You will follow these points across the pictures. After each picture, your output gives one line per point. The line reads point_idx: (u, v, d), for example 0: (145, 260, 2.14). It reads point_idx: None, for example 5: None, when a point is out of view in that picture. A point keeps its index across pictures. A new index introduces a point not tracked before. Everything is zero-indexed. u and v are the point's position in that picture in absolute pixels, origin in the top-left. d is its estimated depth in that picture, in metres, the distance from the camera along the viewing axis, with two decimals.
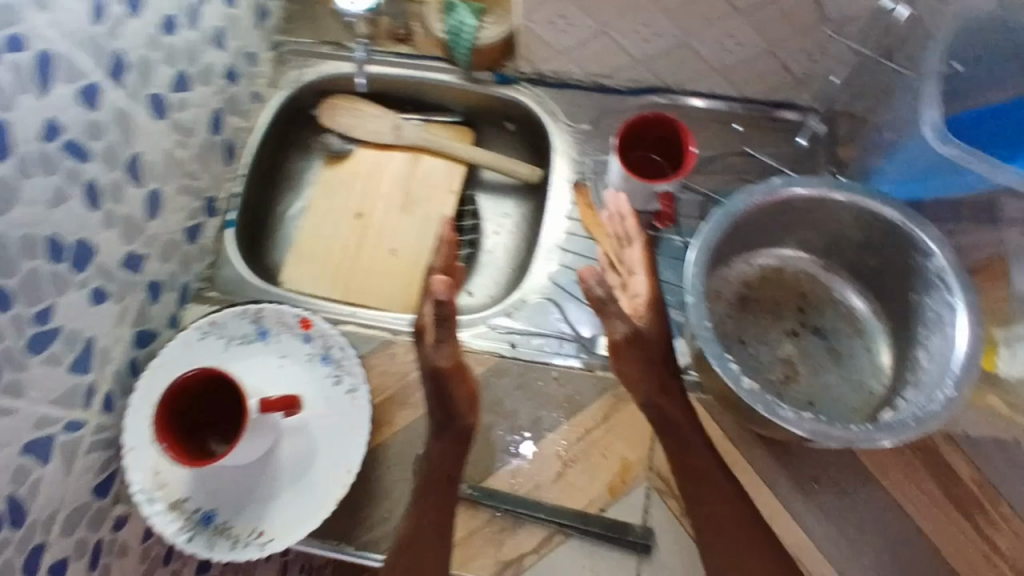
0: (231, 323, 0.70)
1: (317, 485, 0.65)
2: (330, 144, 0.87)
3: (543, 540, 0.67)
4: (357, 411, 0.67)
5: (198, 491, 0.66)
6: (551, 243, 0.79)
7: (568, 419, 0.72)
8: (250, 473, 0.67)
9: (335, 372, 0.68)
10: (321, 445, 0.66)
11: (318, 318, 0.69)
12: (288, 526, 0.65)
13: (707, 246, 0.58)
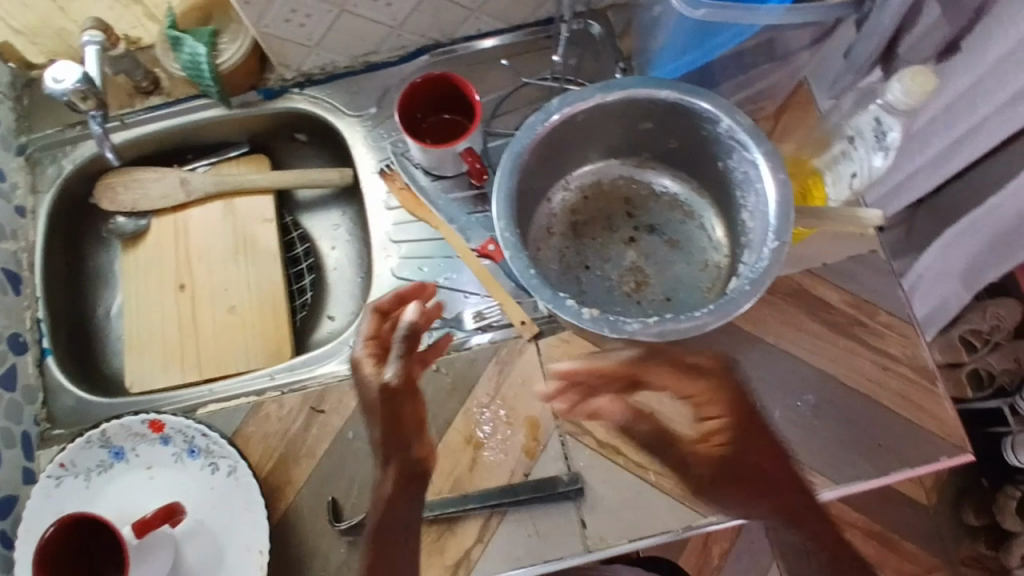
0: (78, 457, 0.64)
1: None
2: (122, 227, 0.81)
3: (482, 528, 0.66)
4: (245, 489, 0.63)
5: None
6: (382, 239, 0.76)
7: (463, 404, 0.70)
8: None
9: (208, 461, 0.64)
10: (223, 537, 0.63)
11: (167, 415, 0.64)
12: None
13: (507, 194, 0.56)
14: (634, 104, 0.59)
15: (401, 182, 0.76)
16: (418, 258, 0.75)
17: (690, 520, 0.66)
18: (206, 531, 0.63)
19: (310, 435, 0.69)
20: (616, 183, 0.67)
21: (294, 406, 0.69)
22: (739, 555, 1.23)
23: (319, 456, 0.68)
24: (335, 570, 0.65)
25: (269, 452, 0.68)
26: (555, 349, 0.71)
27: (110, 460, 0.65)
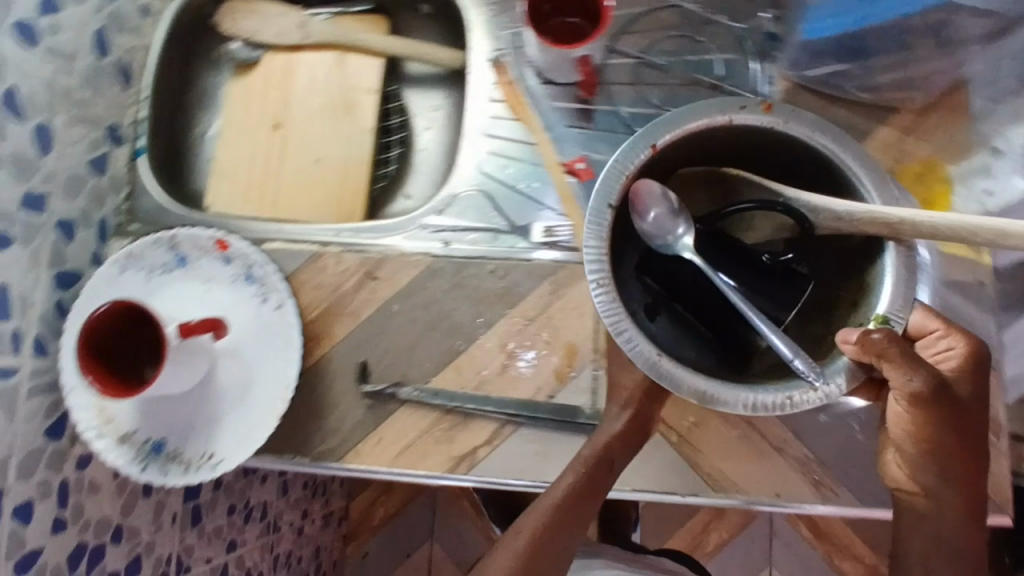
0: (149, 253, 0.67)
1: (259, 403, 0.65)
2: (237, 53, 0.82)
3: (494, 432, 0.67)
4: (288, 326, 0.66)
5: (145, 423, 0.66)
6: (476, 130, 0.75)
7: (508, 312, 0.69)
8: (193, 398, 0.67)
9: (260, 291, 0.67)
10: (257, 364, 0.66)
11: (235, 238, 0.67)
12: (236, 447, 0.65)
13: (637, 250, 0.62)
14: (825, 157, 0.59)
15: (508, 76, 0.75)
16: (504, 157, 0.74)
17: (698, 489, 0.64)
18: (242, 354, 0.67)
19: (357, 296, 0.71)
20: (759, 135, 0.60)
21: (350, 265, 0.71)
22: (736, 549, 1.21)
23: (361, 318, 0.70)
24: (348, 427, 0.68)
25: (314, 301, 0.71)
26: None
27: (173, 264, 0.68)
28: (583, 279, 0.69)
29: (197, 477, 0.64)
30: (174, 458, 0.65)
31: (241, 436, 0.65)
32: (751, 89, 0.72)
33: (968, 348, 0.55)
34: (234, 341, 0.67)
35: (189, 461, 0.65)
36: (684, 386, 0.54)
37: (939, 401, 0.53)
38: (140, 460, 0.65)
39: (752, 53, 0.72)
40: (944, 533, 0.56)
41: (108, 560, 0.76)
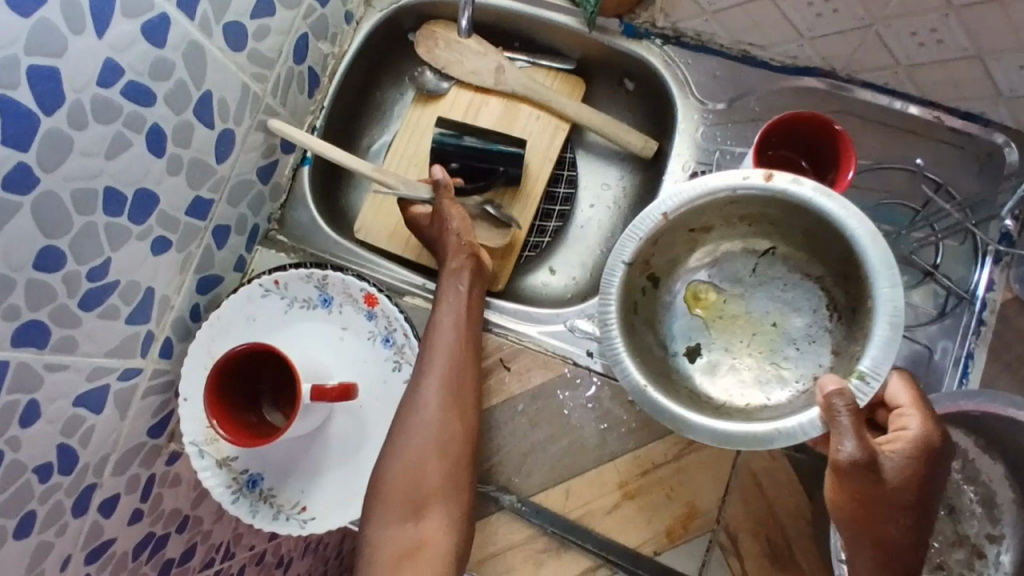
0: (295, 285, 0.66)
1: (365, 471, 0.64)
2: (425, 81, 0.78)
3: (587, 569, 0.63)
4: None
5: (246, 453, 0.65)
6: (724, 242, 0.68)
7: (634, 448, 0.65)
8: (299, 444, 0.65)
9: (394, 357, 0.64)
10: (372, 431, 0.64)
11: (384, 296, 0.64)
12: (328, 507, 0.64)
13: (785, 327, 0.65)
14: None
15: None
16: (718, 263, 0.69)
17: None
18: (364, 414, 0.65)
19: (485, 382, 0.67)
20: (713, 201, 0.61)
21: (487, 347, 0.68)
22: None
23: (483, 406, 0.67)
24: None
25: None
26: (757, 455, 0.63)
27: (316, 302, 0.66)
28: None
29: (284, 528, 0.63)
30: (266, 498, 0.64)
31: (339, 500, 0.63)
32: (968, 290, 0.65)
33: (916, 435, 0.51)
34: (357, 402, 0.65)
35: (279, 506, 0.64)
36: (630, 379, 0.58)
37: (903, 478, 0.51)
38: (233, 491, 0.64)
39: (982, 252, 0.65)
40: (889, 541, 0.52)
41: (168, 548, 0.76)
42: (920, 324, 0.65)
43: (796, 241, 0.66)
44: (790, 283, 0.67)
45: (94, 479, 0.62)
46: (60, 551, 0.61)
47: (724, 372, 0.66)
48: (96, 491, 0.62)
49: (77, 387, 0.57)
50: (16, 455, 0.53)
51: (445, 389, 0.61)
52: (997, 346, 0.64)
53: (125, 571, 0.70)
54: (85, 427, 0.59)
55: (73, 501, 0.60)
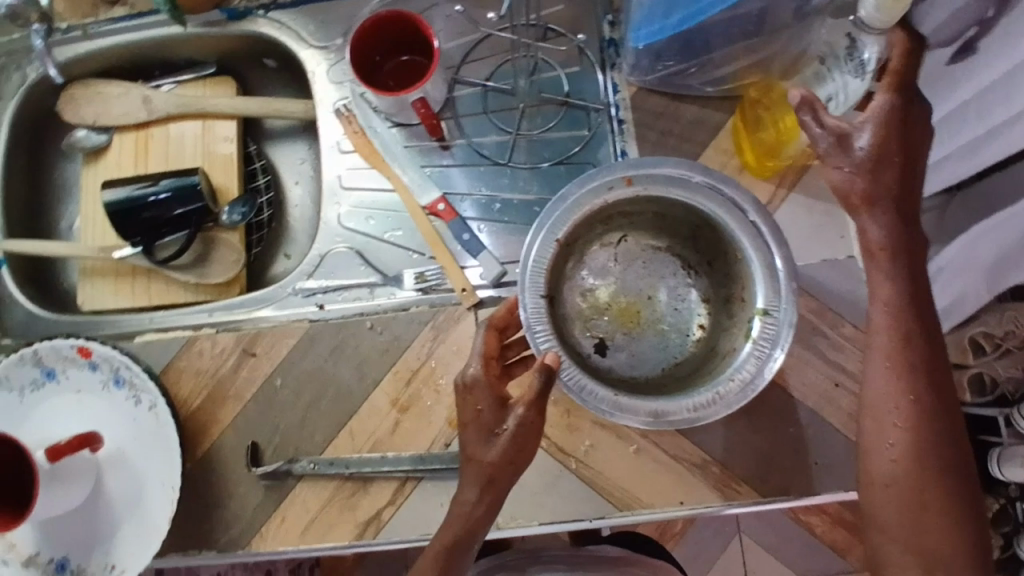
0: (14, 373, 0.66)
1: (154, 504, 0.65)
2: (82, 140, 0.79)
3: (397, 490, 0.66)
4: (164, 424, 0.65)
5: (44, 542, 0.66)
6: (333, 185, 0.73)
7: (390, 368, 0.68)
8: (87, 510, 0.66)
9: (131, 393, 0.66)
10: (141, 468, 0.66)
11: (95, 343, 0.66)
12: (133, 554, 0.65)
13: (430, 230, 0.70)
14: (707, 213, 0.59)
15: (355, 126, 0.72)
16: (367, 208, 0.72)
17: (605, 512, 0.65)
18: (129, 459, 0.66)
19: (241, 376, 0.69)
20: (574, 225, 0.59)
21: (226, 346, 0.69)
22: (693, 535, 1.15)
23: (248, 398, 0.69)
24: (250, 514, 0.66)
25: (196, 387, 0.69)
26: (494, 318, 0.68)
27: (43, 380, 0.67)
28: (461, 319, 0.68)
29: None
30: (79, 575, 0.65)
31: (141, 541, 0.64)
32: (602, 100, 0.71)
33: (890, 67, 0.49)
34: (117, 449, 0.66)
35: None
36: (601, 398, 0.55)
37: (890, 125, 0.49)
38: None
39: (597, 62, 0.72)
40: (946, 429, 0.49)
41: None
42: (579, 147, 0.71)
43: (645, 226, 0.64)
44: (610, 240, 0.64)
45: None
46: None
47: (436, 286, 0.70)
48: None
49: None
50: None
51: (448, 545, 0.54)
52: (641, 132, 0.70)
53: None
54: None
55: None
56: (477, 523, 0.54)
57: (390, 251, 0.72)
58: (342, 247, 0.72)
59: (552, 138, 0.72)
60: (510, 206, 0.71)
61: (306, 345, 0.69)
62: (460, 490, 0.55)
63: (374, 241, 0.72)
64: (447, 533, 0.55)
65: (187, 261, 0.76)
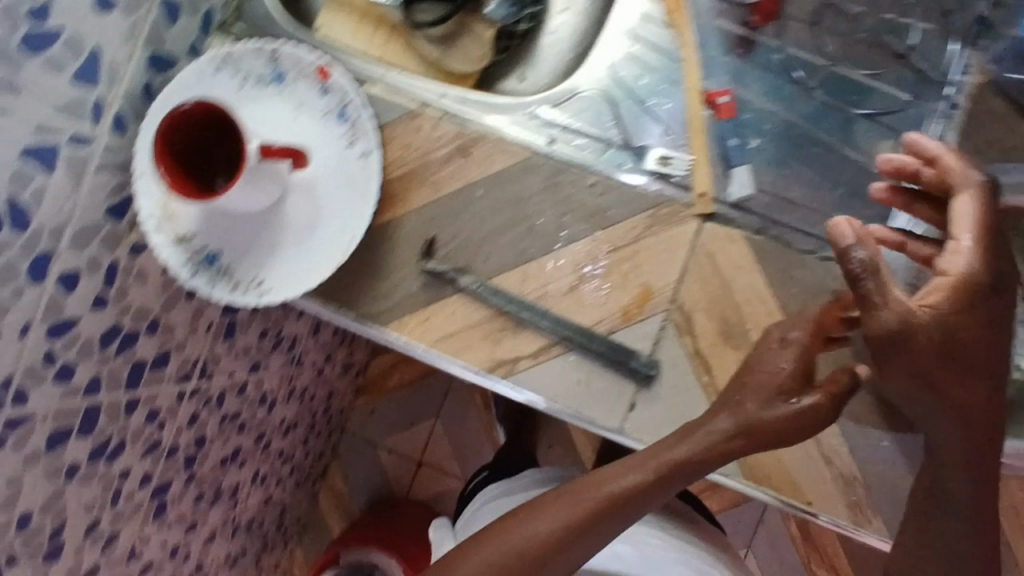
0: (248, 60, 0.64)
1: (323, 245, 0.64)
2: None
3: (542, 349, 0.64)
4: (367, 176, 0.63)
5: (204, 229, 0.65)
6: (619, 25, 0.68)
7: (593, 232, 0.64)
8: (256, 220, 0.65)
9: (348, 132, 0.64)
10: (324, 207, 0.64)
11: (337, 70, 0.64)
12: (284, 280, 0.64)
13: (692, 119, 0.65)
14: None
15: None
16: (641, 65, 0.67)
17: (731, 473, 0.61)
18: (317, 193, 0.64)
19: (445, 168, 0.66)
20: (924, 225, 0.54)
21: (446, 135, 0.66)
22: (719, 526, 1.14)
23: (442, 192, 0.66)
24: (400, 297, 0.66)
25: (399, 159, 0.66)
26: (715, 237, 0.63)
27: (269, 80, 0.65)
28: (683, 220, 0.63)
29: (241, 299, 0.64)
30: (224, 274, 0.65)
31: (296, 273, 0.63)
32: (939, 73, 0.67)
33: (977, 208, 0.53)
34: (310, 178, 0.64)
35: (237, 281, 0.64)
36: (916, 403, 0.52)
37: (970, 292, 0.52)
38: (192, 266, 0.64)
39: (957, 31, 0.67)
40: (980, 477, 0.57)
41: (138, 349, 0.78)
42: (889, 110, 0.66)
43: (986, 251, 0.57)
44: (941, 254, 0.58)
45: (51, 248, 0.62)
46: (17, 317, 0.62)
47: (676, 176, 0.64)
48: (52, 261, 0.63)
49: (24, 138, 0.56)
50: None
51: (674, 465, 0.54)
52: None
53: (92, 359, 0.72)
54: (37, 187, 0.59)
55: (29, 265, 0.61)
56: (707, 459, 0.54)
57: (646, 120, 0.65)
58: (597, 93, 0.66)
59: (864, 86, 0.67)
60: (789, 134, 0.66)
61: (521, 171, 0.65)
62: (642, 454, 0.55)
63: (634, 104, 0.66)
64: (676, 455, 0.54)
65: (436, 35, 0.72)
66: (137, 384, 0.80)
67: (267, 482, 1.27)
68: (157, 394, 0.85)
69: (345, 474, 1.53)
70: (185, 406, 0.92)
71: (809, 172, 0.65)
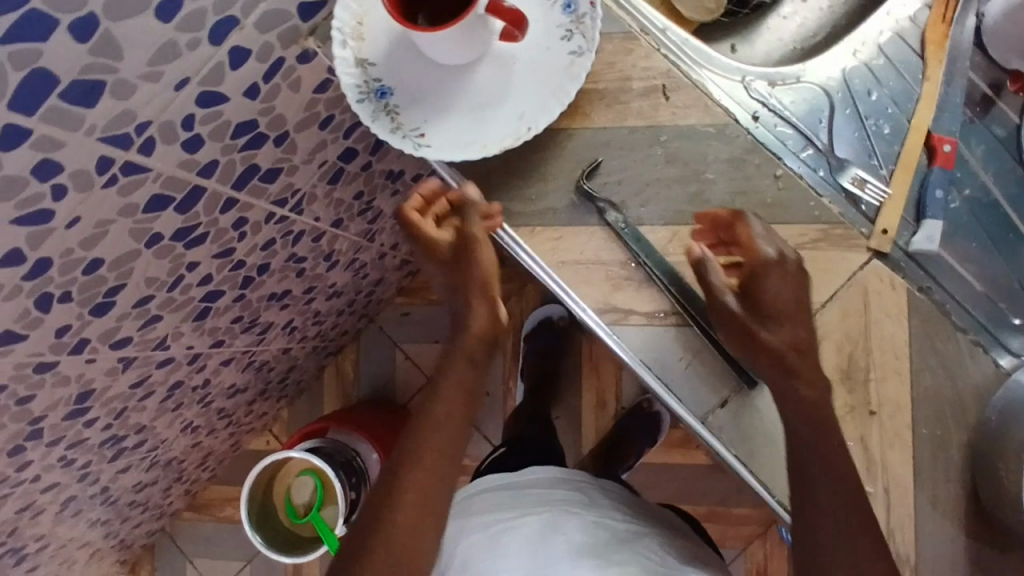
0: None
1: (496, 123, 0.61)
2: None
3: (659, 313, 0.62)
4: (570, 77, 0.61)
5: (387, 61, 0.62)
6: (867, 38, 0.69)
7: (757, 223, 0.61)
8: (441, 72, 0.62)
9: (568, 27, 0.61)
10: (513, 88, 0.62)
11: None
12: (445, 143, 0.62)
13: (897, 155, 0.64)
14: None
15: (948, 9, 0.67)
16: (873, 84, 0.68)
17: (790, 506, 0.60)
18: (511, 73, 0.62)
19: (638, 101, 0.63)
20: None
21: (655, 68, 0.63)
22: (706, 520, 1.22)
23: (624, 123, 0.64)
24: (541, 205, 0.64)
25: (598, 74, 0.64)
26: (877, 278, 0.60)
27: None
28: (853, 249, 0.60)
29: (397, 144, 0.61)
30: (389, 112, 0.62)
31: (459, 140, 0.61)
32: None
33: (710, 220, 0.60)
34: (511, 55, 0.62)
35: (398, 124, 0.62)
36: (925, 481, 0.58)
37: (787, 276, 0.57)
38: (361, 92, 0.62)
39: None
40: (837, 462, 0.56)
41: (259, 153, 0.77)
42: None
43: None
44: None
45: (238, 16, 0.61)
46: (180, 68, 0.60)
47: (868, 196, 0.63)
48: (233, 30, 0.61)
49: None
50: None
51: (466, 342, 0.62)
52: None
53: (219, 142, 0.71)
54: None
55: (214, 22, 0.59)
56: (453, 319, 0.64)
57: (859, 134, 0.65)
58: (822, 94, 0.67)
59: None
60: (986, 204, 0.67)
61: (714, 135, 0.62)
62: (445, 384, 0.62)
63: (854, 114, 0.66)
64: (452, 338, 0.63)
65: None
66: (242, 187, 0.80)
67: (293, 335, 1.27)
68: (253, 206, 0.84)
69: (357, 362, 1.54)
70: (268, 229, 0.91)
71: (984, 246, 0.65)
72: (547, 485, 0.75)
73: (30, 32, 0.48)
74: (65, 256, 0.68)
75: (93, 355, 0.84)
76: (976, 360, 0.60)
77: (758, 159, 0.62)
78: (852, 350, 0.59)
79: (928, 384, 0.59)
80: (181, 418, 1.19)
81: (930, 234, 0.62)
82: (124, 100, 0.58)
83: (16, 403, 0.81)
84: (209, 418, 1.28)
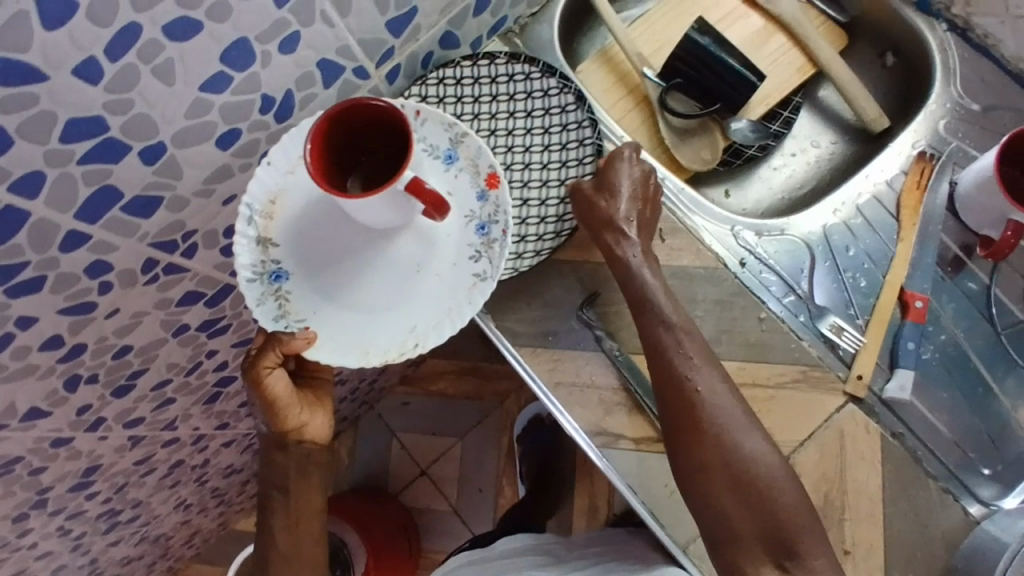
0: (431, 126, 0.67)
1: (388, 329, 0.65)
2: None
3: (647, 438, 0.67)
4: (470, 301, 0.65)
5: (291, 246, 0.66)
6: (847, 198, 0.76)
7: (742, 360, 0.66)
8: (345, 263, 0.66)
9: (477, 248, 0.66)
10: (412, 296, 0.66)
11: (506, 186, 0.66)
12: (330, 339, 0.65)
13: (871, 308, 0.72)
14: None
15: (922, 178, 0.75)
16: (852, 240, 0.75)
17: None
18: (415, 283, 0.66)
19: None
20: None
21: None
22: None
23: None
24: (544, 329, 0.70)
25: None
26: (853, 421, 0.64)
27: (440, 155, 0.67)
28: (830, 392, 0.65)
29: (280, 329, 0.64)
30: (279, 296, 0.65)
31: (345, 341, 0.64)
32: None
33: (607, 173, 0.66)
34: (417, 263, 0.66)
35: (285, 311, 0.65)
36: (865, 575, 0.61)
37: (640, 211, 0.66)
38: (257, 273, 0.64)
39: None
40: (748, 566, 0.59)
41: None
42: None
43: None
44: None
45: None
46: (229, 187, 0.67)
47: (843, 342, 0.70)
48: None
49: (325, 52, 0.62)
50: (261, 70, 0.59)
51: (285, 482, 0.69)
52: None
53: None
54: (309, 93, 0.65)
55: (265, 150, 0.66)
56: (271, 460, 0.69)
57: (838, 285, 0.73)
58: (804, 245, 0.74)
59: None
60: (958, 358, 0.72)
61: (706, 277, 0.68)
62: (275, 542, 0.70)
63: (832, 267, 0.74)
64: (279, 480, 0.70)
65: (676, 126, 0.79)
66: None
67: None
68: None
69: (353, 447, 1.43)
70: None
71: (951, 392, 0.71)
72: (515, 553, 0.83)
73: (107, 155, 0.54)
74: (99, 343, 0.72)
75: (106, 432, 0.88)
76: (946, 507, 0.63)
77: (745, 301, 0.67)
78: (826, 490, 0.63)
79: (900, 532, 0.62)
80: (175, 495, 1.20)
81: (894, 386, 0.69)
82: (177, 212, 0.64)
83: (26, 474, 0.83)
84: (202, 496, 1.29)
